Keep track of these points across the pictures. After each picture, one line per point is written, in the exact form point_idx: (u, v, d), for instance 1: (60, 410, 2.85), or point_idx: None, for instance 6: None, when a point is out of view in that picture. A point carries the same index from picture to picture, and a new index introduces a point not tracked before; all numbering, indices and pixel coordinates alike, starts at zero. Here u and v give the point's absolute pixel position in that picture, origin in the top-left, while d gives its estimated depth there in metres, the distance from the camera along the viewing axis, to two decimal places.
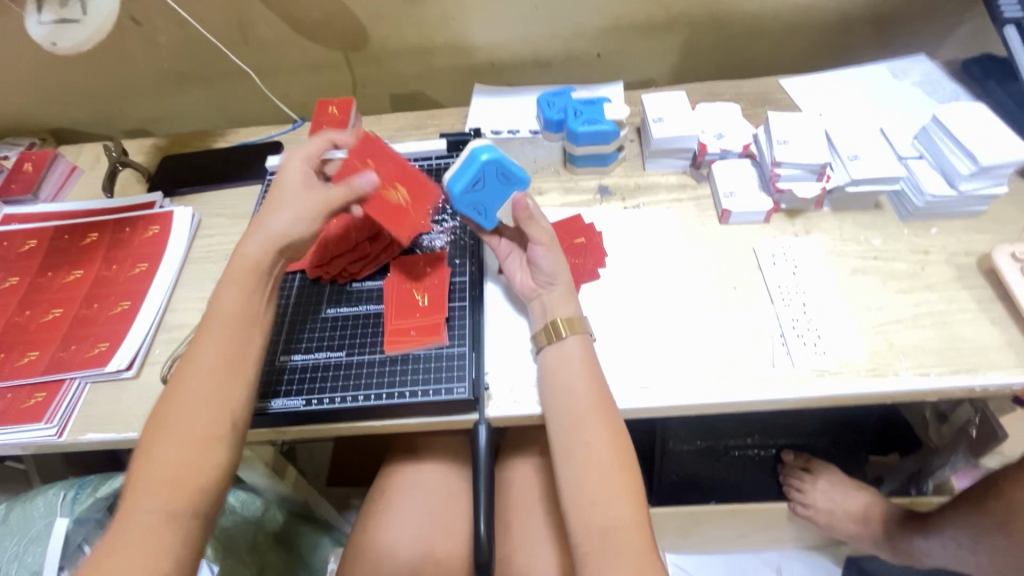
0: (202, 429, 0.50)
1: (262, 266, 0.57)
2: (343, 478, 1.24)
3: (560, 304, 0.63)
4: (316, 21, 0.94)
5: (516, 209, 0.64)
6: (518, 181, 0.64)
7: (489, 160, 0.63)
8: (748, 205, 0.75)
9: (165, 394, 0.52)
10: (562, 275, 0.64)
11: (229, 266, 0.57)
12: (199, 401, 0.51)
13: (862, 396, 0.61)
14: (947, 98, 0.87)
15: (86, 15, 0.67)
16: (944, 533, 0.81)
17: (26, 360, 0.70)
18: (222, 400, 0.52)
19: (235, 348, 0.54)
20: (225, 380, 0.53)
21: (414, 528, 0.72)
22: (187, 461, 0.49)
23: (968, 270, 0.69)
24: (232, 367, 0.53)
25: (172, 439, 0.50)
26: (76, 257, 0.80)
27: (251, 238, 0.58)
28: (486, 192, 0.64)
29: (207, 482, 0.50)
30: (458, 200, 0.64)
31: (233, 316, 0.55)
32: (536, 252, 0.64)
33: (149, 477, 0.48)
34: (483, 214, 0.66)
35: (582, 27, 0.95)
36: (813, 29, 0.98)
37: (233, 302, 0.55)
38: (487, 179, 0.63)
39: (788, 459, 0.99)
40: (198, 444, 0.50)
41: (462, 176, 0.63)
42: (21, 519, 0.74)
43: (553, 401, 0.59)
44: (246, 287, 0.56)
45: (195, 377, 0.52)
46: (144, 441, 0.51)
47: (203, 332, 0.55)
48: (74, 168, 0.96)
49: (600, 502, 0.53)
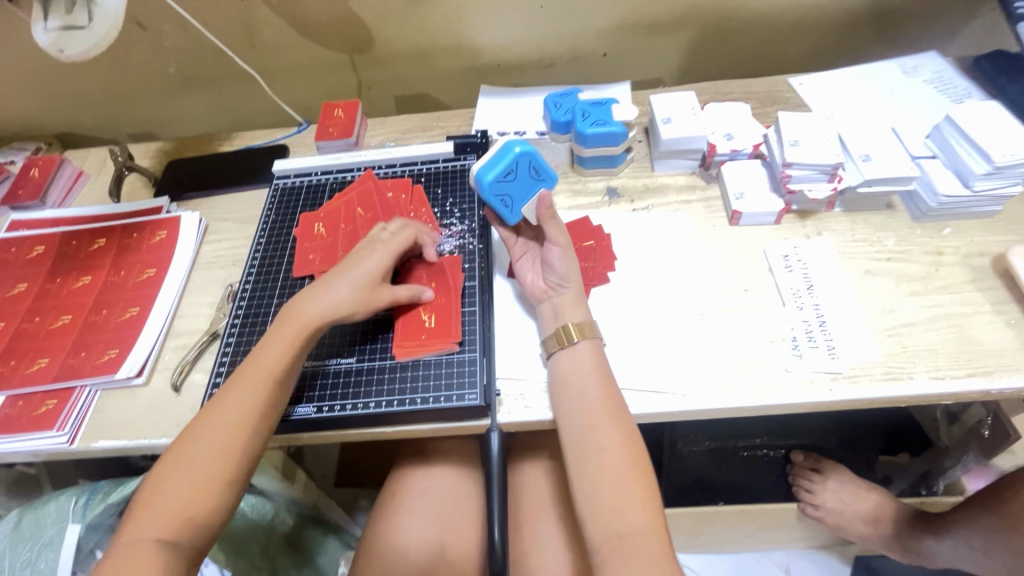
0: (216, 473, 0.53)
1: (305, 328, 0.60)
2: (351, 479, 1.24)
3: (570, 308, 0.63)
4: (321, 23, 0.94)
5: (541, 206, 0.65)
6: (547, 180, 0.67)
7: (524, 153, 0.65)
8: (759, 206, 0.74)
9: (189, 429, 0.56)
10: (575, 277, 0.64)
11: (281, 319, 0.61)
12: (220, 447, 0.54)
13: (876, 399, 0.60)
14: (959, 96, 0.86)
15: (93, 22, 0.66)
16: (956, 534, 0.80)
17: (36, 367, 0.70)
18: (241, 448, 0.55)
19: (264, 401, 0.57)
20: (245, 431, 0.55)
21: (424, 533, 0.72)
22: (193, 502, 0.52)
23: (982, 271, 0.68)
24: (257, 417, 0.56)
25: (185, 478, 0.53)
26: (85, 262, 0.80)
27: (310, 301, 0.62)
28: (516, 184, 0.66)
29: (206, 520, 0.52)
30: (488, 189, 0.65)
31: (271, 371, 0.58)
32: (553, 251, 0.64)
33: (157, 510, 0.51)
34: (509, 208, 0.67)
35: (588, 27, 0.94)
36: (822, 26, 0.97)
37: (273, 356, 0.59)
38: (519, 172, 0.65)
39: (798, 459, 0.97)
40: (208, 487, 0.53)
41: (496, 165, 0.65)
42: (34, 525, 0.75)
43: (565, 407, 0.58)
44: (288, 344, 0.59)
45: (222, 422, 0.55)
46: (159, 469, 0.54)
47: (239, 379, 0.58)
48: (81, 172, 0.96)
49: (615, 509, 0.53)
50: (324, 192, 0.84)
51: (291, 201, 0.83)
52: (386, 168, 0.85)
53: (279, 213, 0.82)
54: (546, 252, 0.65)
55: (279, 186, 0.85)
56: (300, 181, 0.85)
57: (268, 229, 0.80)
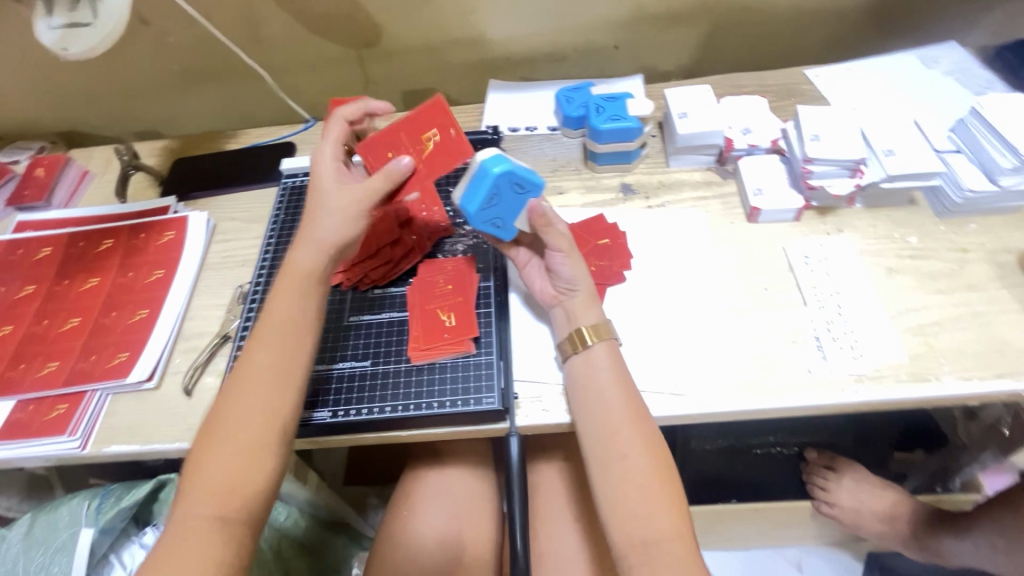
0: (255, 435, 0.52)
1: (312, 273, 0.59)
2: (360, 477, 1.24)
3: (583, 310, 0.61)
4: (327, 18, 0.92)
5: (533, 217, 0.62)
6: (533, 187, 0.61)
7: (501, 172, 0.59)
8: (779, 202, 0.73)
9: (219, 398, 0.55)
10: (584, 279, 0.62)
11: (282, 275, 0.60)
12: (253, 405, 0.53)
13: (903, 401, 0.59)
14: (982, 87, 0.84)
15: (98, 18, 0.65)
16: (977, 533, 0.79)
17: (47, 370, 0.69)
18: (275, 403, 0.54)
19: (285, 354, 0.56)
20: (274, 386, 0.55)
21: (438, 535, 0.71)
22: (240, 467, 0.51)
23: (1009, 268, 0.67)
24: (284, 368, 0.56)
25: (228, 442, 0.52)
26: (92, 264, 0.79)
27: (304, 250, 0.60)
28: (502, 205, 0.61)
29: (254, 489, 0.51)
30: (475, 218, 0.62)
31: (286, 323, 0.57)
32: (557, 259, 0.62)
33: (204, 483, 0.50)
34: (502, 228, 0.63)
35: (600, 19, 0.92)
36: (839, 17, 0.95)
37: (285, 310, 0.58)
38: (502, 194, 0.60)
39: (811, 457, 0.96)
40: (251, 449, 0.52)
41: (476, 194, 0.61)
42: (47, 528, 0.74)
43: (584, 412, 0.57)
44: (296, 294, 0.58)
45: (252, 381, 0.54)
46: (197, 447, 0.53)
47: (256, 338, 0.57)
48: (86, 172, 0.94)
49: (640, 516, 0.52)
50: None
51: (300, 201, 0.82)
52: None
53: (288, 213, 0.81)
54: (551, 260, 0.63)
55: (287, 185, 0.84)
56: (308, 180, 0.84)
57: (277, 230, 0.79)
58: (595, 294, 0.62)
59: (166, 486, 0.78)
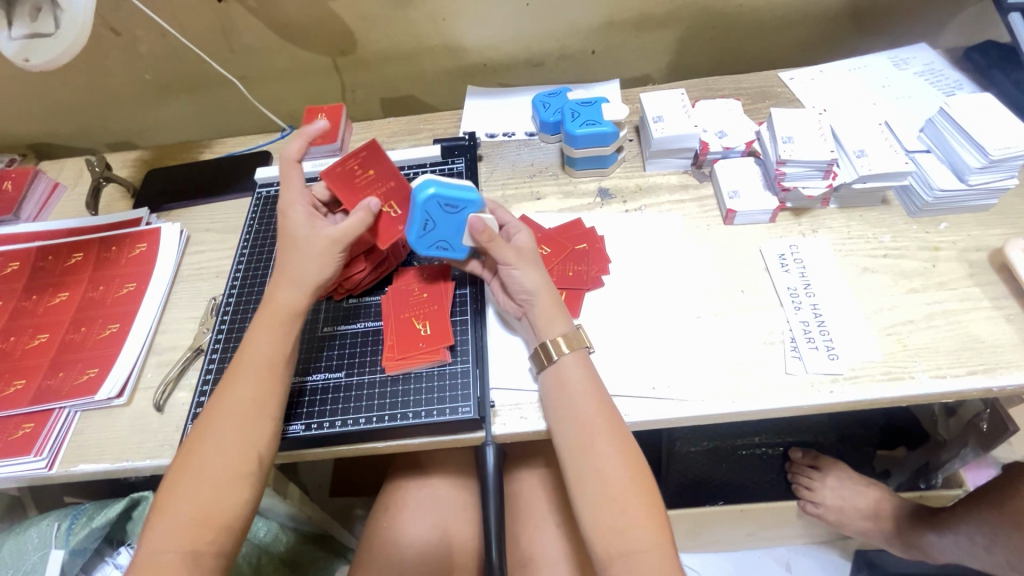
0: (228, 472, 0.51)
1: (292, 308, 0.58)
2: (346, 488, 1.22)
3: (547, 321, 0.60)
4: (302, 26, 0.91)
5: (475, 233, 0.60)
6: (469, 204, 0.61)
7: (430, 197, 0.60)
8: (753, 204, 0.73)
9: (193, 433, 0.54)
10: (540, 287, 0.61)
11: (262, 309, 0.59)
12: (228, 441, 0.52)
13: (879, 400, 0.59)
14: (950, 87, 0.85)
15: (60, 29, 0.63)
16: (958, 530, 0.79)
17: (12, 389, 0.67)
18: (248, 440, 0.53)
19: (263, 388, 0.55)
20: (252, 422, 0.53)
21: (420, 545, 0.70)
22: (208, 503, 0.50)
23: (980, 266, 0.68)
24: (259, 401, 0.54)
25: (200, 480, 0.51)
26: (61, 278, 0.77)
27: (282, 285, 0.59)
28: (441, 229, 0.62)
29: (225, 523, 0.50)
30: (420, 244, 0.63)
31: (266, 357, 0.56)
32: (511, 273, 0.61)
33: (174, 515, 0.50)
34: (450, 249, 0.64)
35: (576, 26, 0.92)
36: (811, 21, 0.96)
37: (267, 347, 0.57)
38: (435, 218, 0.61)
39: (796, 457, 0.96)
40: (224, 484, 0.51)
41: (412, 221, 0.61)
42: (18, 549, 0.73)
43: (559, 427, 0.57)
44: (275, 330, 0.57)
45: (227, 416, 0.53)
46: (169, 478, 0.52)
47: (235, 372, 0.56)
48: (56, 184, 0.93)
49: (618, 527, 0.52)
50: None
51: (275, 210, 0.81)
52: None
53: (262, 223, 0.80)
54: (505, 275, 0.62)
55: (262, 195, 0.83)
56: None
57: (251, 239, 0.78)
58: (556, 302, 0.62)
59: (141, 504, 0.76)
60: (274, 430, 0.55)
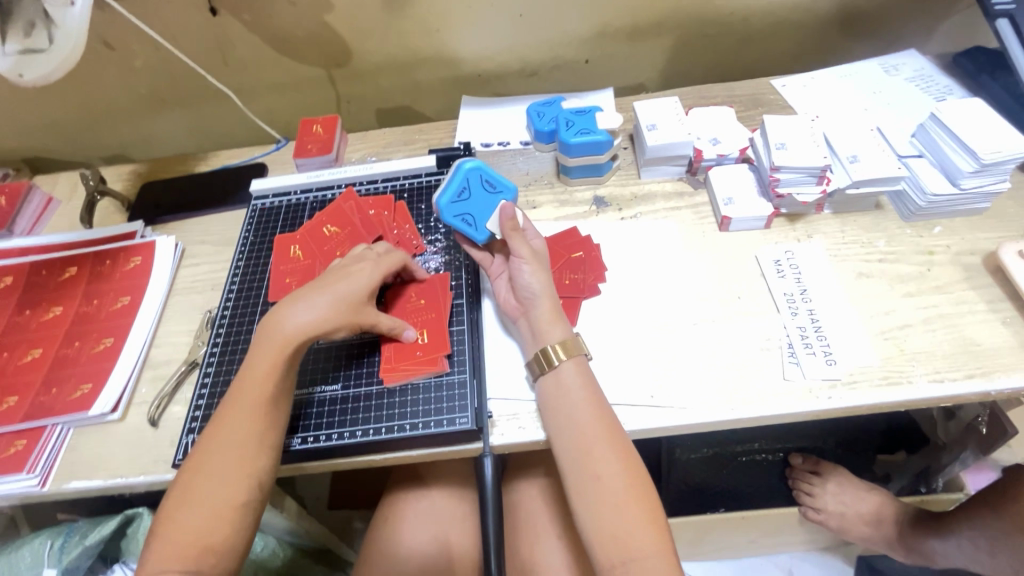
0: (219, 493, 0.51)
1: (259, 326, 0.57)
2: (344, 501, 1.21)
3: (549, 327, 0.61)
4: (297, 39, 0.92)
5: (503, 216, 0.64)
6: (505, 190, 0.68)
7: (473, 170, 0.68)
8: (747, 211, 0.73)
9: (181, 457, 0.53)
10: (544, 289, 0.62)
11: None
12: (223, 467, 0.52)
13: (876, 404, 0.59)
14: (941, 92, 0.86)
15: (54, 44, 0.64)
16: (961, 533, 0.78)
17: (5, 406, 0.66)
18: (239, 460, 0.52)
19: (244, 406, 0.54)
20: (239, 439, 0.53)
21: (418, 557, 0.69)
22: (205, 527, 0.50)
23: (975, 269, 0.68)
24: (243, 418, 0.54)
25: (193, 506, 0.50)
26: (55, 292, 0.77)
27: (288, 316, 0.58)
28: (474, 201, 0.67)
29: (226, 543, 0.50)
30: (447, 211, 0.66)
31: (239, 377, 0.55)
32: (520, 267, 0.63)
33: (170, 542, 0.49)
34: (473, 226, 0.67)
35: (569, 35, 0.93)
36: (802, 29, 0.97)
37: (255, 374, 0.55)
38: (473, 188, 0.67)
39: (796, 463, 0.96)
40: (218, 505, 0.50)
41: (449, 188, 0.67)
42: (10, 570, 0.72)
43: (558, 436, 0.56)
44: (258, 352, 0.57)
45: (212, 438, 0.53)
46: (164, 506, 0.51)
47: None
48: (50, 199, 0.92)
49: (618, 536, 0.51)
50: (303, 212, 0.81)
51: (270, 222, 0.81)
52: (366, 185, 0.82)
53: (257, 234, 0.80)
54: (516, 268, 0.63)
55: (257, 207, 0.83)
56: (278, 201, 0.83)
57: (246, 252, 0.78)
58: (557, 308, 0.62)
59: (134, 521, 0.76)
60: (266, 450, 0.54)
